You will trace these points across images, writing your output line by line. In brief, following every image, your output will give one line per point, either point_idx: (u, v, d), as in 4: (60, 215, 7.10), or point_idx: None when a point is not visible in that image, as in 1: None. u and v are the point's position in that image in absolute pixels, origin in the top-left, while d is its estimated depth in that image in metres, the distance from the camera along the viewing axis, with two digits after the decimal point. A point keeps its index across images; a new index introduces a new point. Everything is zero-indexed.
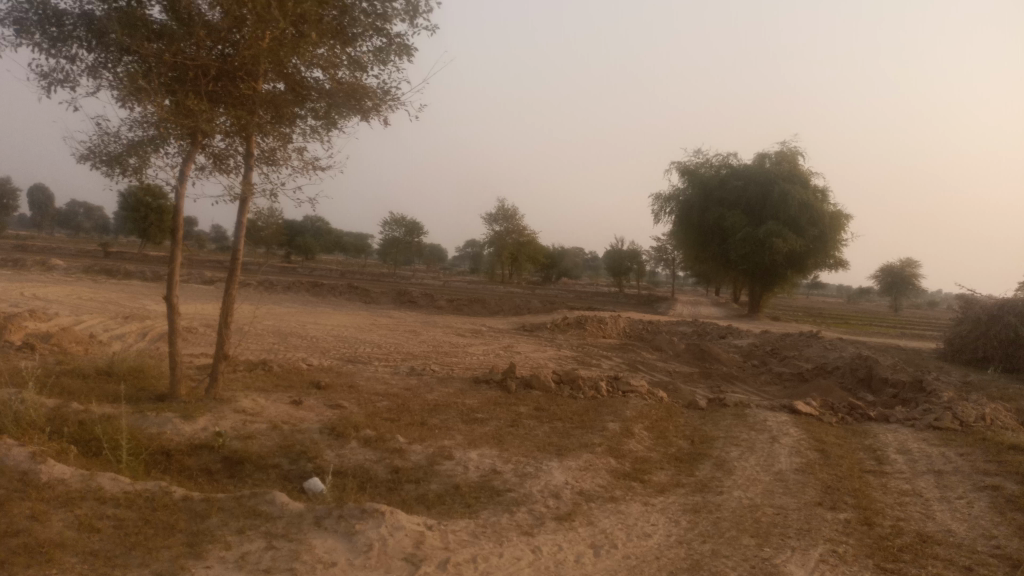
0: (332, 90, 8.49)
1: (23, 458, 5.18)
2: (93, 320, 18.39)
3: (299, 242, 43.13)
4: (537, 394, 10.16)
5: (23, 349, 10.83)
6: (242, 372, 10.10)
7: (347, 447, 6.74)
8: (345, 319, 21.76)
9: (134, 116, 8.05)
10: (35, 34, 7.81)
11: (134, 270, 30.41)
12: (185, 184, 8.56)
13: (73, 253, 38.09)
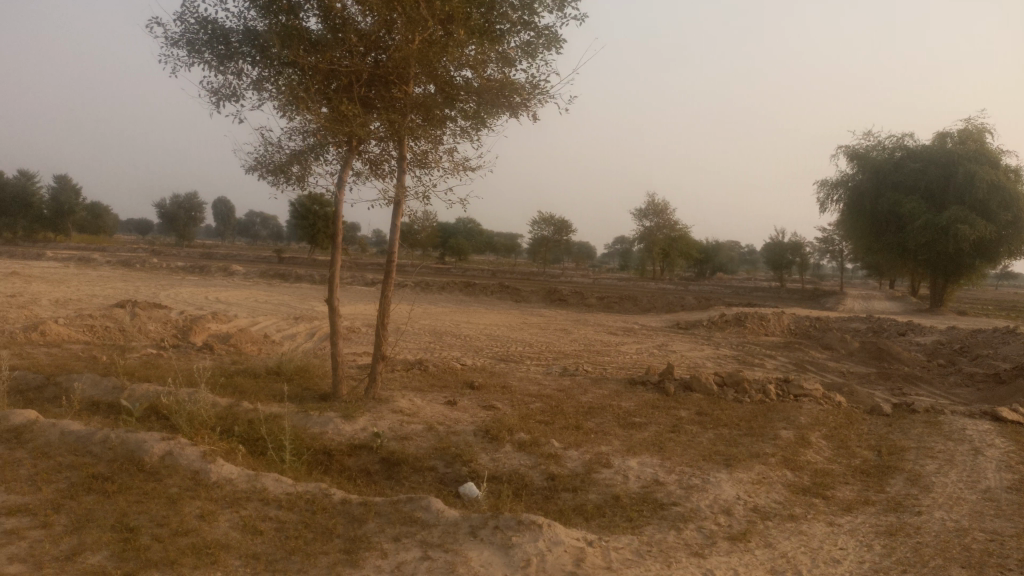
0: (481, 89, 8.28)
1: (195, 457, 5.35)
2: (267, 321, 19.62)
3: (453, 242, 44.22)
4: (697, 396, 9.57)
5: (204, 349, 11.60)
6: (400, 372, 10.24)
7: (502, 451, 6.54)
8: (497, 317, 21.89)
9: (294, 125, 8.27)
10: (205, 53, 8.21)
11: (303, 273, 32.32)
12: (343, 190, 8.73)
13: (250, 259, 41.17)
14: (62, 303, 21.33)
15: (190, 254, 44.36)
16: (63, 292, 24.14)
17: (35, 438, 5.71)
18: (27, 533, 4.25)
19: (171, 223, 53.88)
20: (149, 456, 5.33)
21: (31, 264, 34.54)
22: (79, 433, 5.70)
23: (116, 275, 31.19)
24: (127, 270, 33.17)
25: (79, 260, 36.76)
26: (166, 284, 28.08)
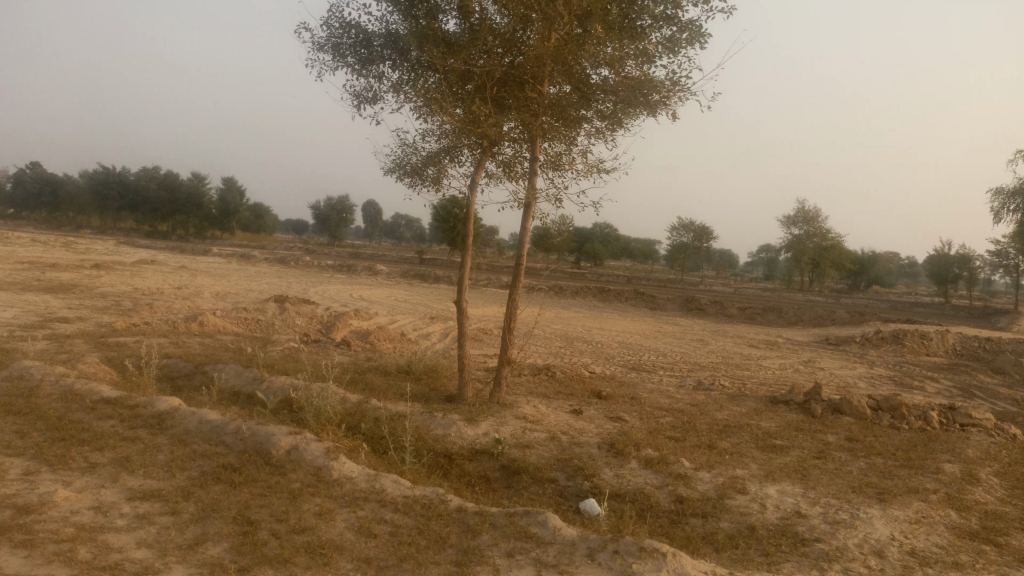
0: (618, 88, 7.99)
1: (318, 453, 5.38)
2: (405, 319, 20.16)
3: (589, 247, 43.88)
4: (846, 420, 8.79)
5: (342, 345, 11.97)
6: (527, 377, 10.09)
7: (628, 467, 6.19)
8: (631, 325, 21.38)
9: (430, 127, 8.30)
10: (348, 57, 8.41)
11: (442, 274, 33.08)
12: (476, 192, 8.68)
13: (393, 260, 42.72)
14: (222, 297, 22.90)
15: (339, 253, 46.61)
16: (224, 286, 25.94)
17: (176, 426, 5.98)
18: (157, 520, 4.40)
19: (324, 224, 56.88)
20: (275, 450, 5.42)
21: (199, 259, 37.49)
22: (215, 423, 5.91)
23: (272, 271, 33.21)
24: (282, 267, 35.28)
25: (241, 257, 39.49)
26: (315, 281, 29.57)
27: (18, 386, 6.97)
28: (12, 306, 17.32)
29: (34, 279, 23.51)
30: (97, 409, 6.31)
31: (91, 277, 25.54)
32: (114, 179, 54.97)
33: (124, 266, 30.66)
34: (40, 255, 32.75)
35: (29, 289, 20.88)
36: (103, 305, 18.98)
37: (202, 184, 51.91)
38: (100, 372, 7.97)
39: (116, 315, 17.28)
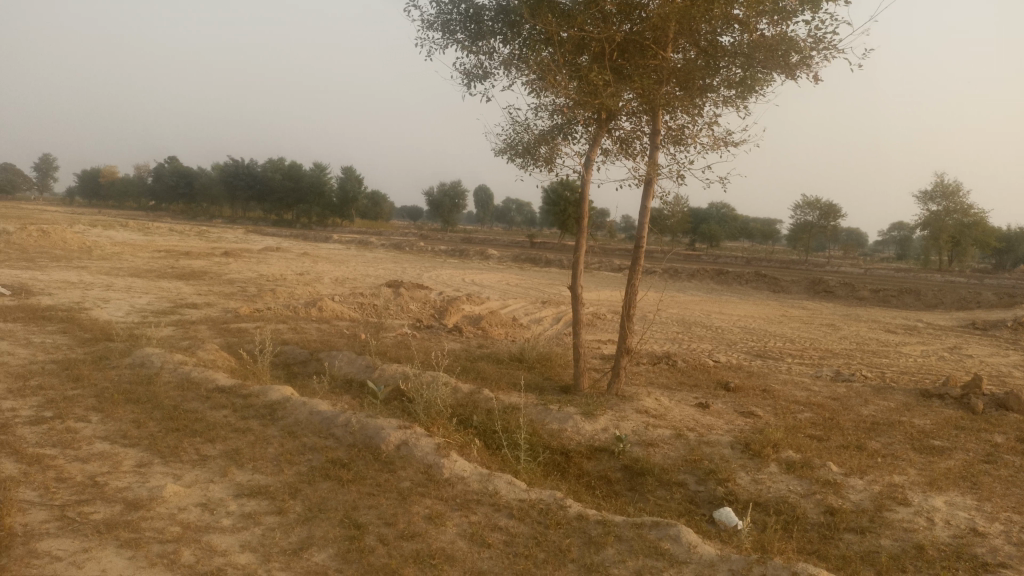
0: (748, 50, 7.24)
1: (429, 449, 5.05)
2: (517, 304, 19.87)
3: (705, 227, 42.19)
4: (1015, 418, 7.72)
5: (454, 331, 11.74)
6: (647, 367, 9.50)
7: (765, 471, 5.56)
8: (754, 309, 20.20)
9: (542, 103, 7.82)
10: (458, 33, 8.04)
11: (553, 258, 32.64)
12: (591, 171, 8.14)
13: (504, 244, 42.68)
14: (341, 282, 23.40)
15: (452, 238, 47.12)
16: (342, 271, 26.57)
17: (286, 417, 5.82)
18: (263, 520, 4.19)
19: (437, 209, 57.68)
20: (385, 444, 5.13)
21: (320, 246, 38.64)
22: (324, 414, 5.70)
23: (388, 257, 33.83)
24: (397, 253, 35.90)
25: (359, 243, 40.55)
26: (429, 266, 29.83)
27: (140, 374, 7.05)
28: (149, 293, 18.28)
29: (169, 267, 24.82)
30: (211, 399, 6.27)
31: (221, 264, 26.81)
32: (243, 171, 57.91)
33: (252, 253, 32.11)
34: (177, 244, 34.78)
35: (165, 276, 22.08)
36: (231, 291, 19.75)
37: (323, 173, 53.69)
38: (218, 359, 8.02)
39: (241, 301, 17.89)
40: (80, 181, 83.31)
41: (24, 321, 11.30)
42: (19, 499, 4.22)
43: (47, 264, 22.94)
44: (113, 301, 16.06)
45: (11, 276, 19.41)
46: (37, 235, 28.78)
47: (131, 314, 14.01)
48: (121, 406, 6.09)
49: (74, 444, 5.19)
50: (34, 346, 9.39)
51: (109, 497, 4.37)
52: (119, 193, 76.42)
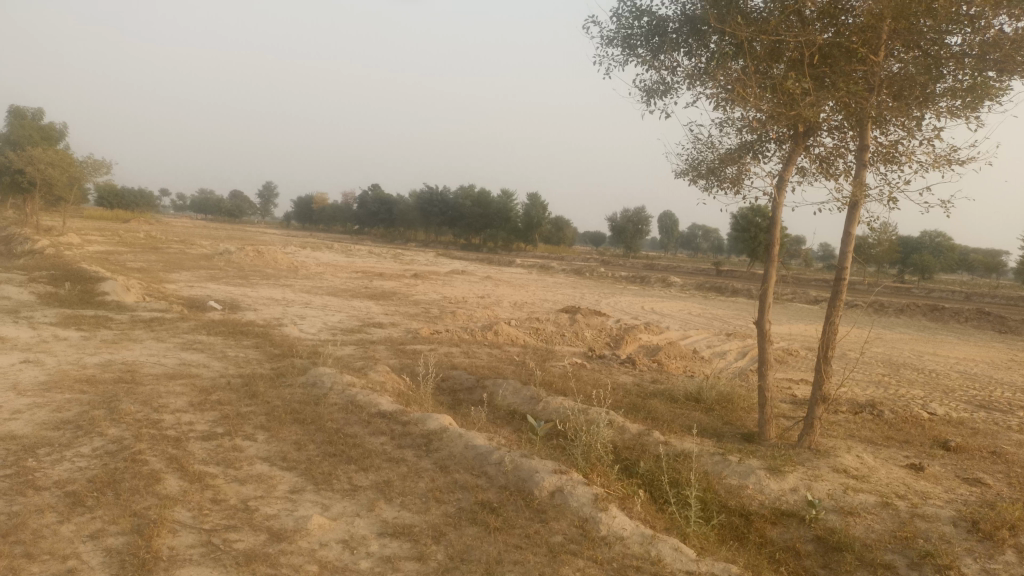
0: (983, 52, 6.14)
1: (585, 500, 4.55)
2: (699, 335, 18.83)
3: (916, 258, 38.21)
4: None
5: (627, 363, 11.13)
6: (845, 416, 8.37)
7: (1001, 560, 4.50)
8: (975, 352, 17.73)
9: (730, 118, 7.13)
10: (639, 48, 7.55)
11: (741, 287, 30.96)
12: (783, 193, 7.31)
13: (689, 272, 41.21)
14: (520, 306, 23.51)
15: (634, 265, 46.32)
16: (522, 295, 26.76)
17: (442, 449, 5.55)
18: (401, 565, 3.89)
19: (620, 235, 57.09)
20: (538, 490, 4.69)
21: (502, 270, 39.38)
22: (479, 449, 5.36)
23: (568, 282, 33.73)
24: (578, 278, 35.75)
25: (540, 267, 40.90)
26: (609, 293, 29.35)
27: (310, 392, 7.15)
28: (341, 311, 19.30)
29: (363, 287, 26.26)
30: (371, 423, 6.15)
31: (409, 285, 28.00)
32: (436, 197, 60.87)
33: (439, 275, 33.32)
34: (372, 265, 36.93)
35: (357, 296, 23.33)
36: (414, 312, 20.40)
37: (510, 199, 55.00)
38: (386, 380, 8.00)
39: (423, 322, 18.37)
40: (296, 207, 91.71)
41: (225, 335, 12.17)
42: (173, 520, 4.25)
43: (258, 281, 25.10)
44: (308, 318, 17.05)
45: (227, 292, 21.35)
46: (254, 254, 31.71)
47: (321, 331, 14.75)
48: (287, 425, 6.14)
49: (235, 463, 5.25)
50: (228, 360, 10.00)
51: (255, 525, 4.30)
52: (328, 218, 83.15)
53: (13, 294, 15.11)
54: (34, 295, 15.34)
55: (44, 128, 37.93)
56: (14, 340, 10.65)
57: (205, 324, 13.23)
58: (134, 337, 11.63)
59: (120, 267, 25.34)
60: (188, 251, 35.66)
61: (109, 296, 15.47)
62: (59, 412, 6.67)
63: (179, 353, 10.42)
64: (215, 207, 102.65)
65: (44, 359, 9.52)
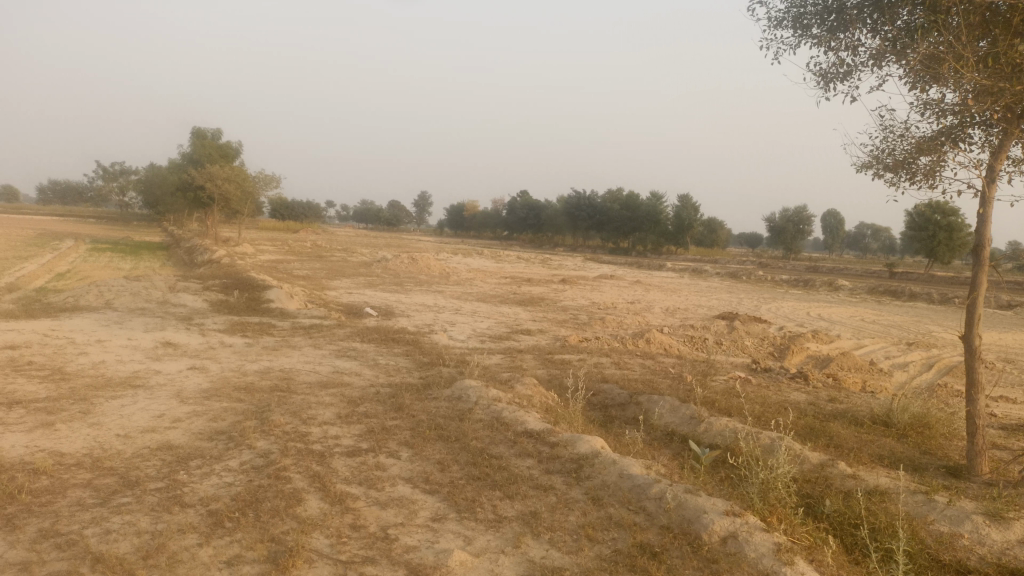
0: None
1: (765, 550, 3.87)
2: (875, 344, 17.13)
3: None
4: None
5: (798, 377, 10.07)
6: None
7: None
8: None
9: (928, 99, 6.12)
10: (813, 27, 6.67)
11: (919, 291, 28.18)
12: (995, 185, 6.18)
13: (858, 274, 38.18)
14: (673, 312, 22.49)
15: (796, 267, 43.60)
16: (674, 300, 25.69)
17: (594, 478, 5.00)
18: None
19: (778, 236, 54.03)
20: (707, 535, 4.06)
21: (653, 274, 38.22)
22: (637, 480, 4.78)
23: (724, 287, 32.11)
24: (735, 283, 34.04)
25: (693, 271, 39.36)
26: (769, 297, 27.63)
27: (455, 404, 6.81)
28: (490, 317, 19.21)
29: (512, 293, 26.21)
30: (517, 442, 5.69)
31: (558, 291, 27.64)
32: (584, 202, 60.43)
33: (588, 280, 32.77)
34: (522, 271, 36.96)
35: (507, 302, 23.26)
36: (564, 318, 19.97)
37: (659, 201, 53.51)
38: (534, 394, 7.54)
39: (573, 329, 17.89)
40: (448, 214, 94.37)
41: (377, 343, 12.25)
42: (310, 548, 3.99)
43: (412, 288, 25.68)
44: (458, 325, 17.05)
45: (383, 299, 21.89)
46: (408, 262, 32.62)
47: (470, 338, 14.62)
48: (431, 441, 5.81)
49: (377, 484, 4.97)
50: (378, 368, 9.96)
51: (393, 558, 3.96)
52: (479, 224, 84.97)
53: (189, 302, 16.12)
54: (208, 303, 16.30)
55: (222, 147, 40.99)
56: (186, 346, 11.20)
57: (358, 331, 13.43)
58: (293, 344, 11.95)
59: (286, 275, 26.77)
60: (348, 259, 37.30)
61: (273, 304, 16.16)
62: (215, 422, 6.74)
63: (333, 360, 10.54)
64: (374, 217, 107.75)
65: (210, 366, 9.89)
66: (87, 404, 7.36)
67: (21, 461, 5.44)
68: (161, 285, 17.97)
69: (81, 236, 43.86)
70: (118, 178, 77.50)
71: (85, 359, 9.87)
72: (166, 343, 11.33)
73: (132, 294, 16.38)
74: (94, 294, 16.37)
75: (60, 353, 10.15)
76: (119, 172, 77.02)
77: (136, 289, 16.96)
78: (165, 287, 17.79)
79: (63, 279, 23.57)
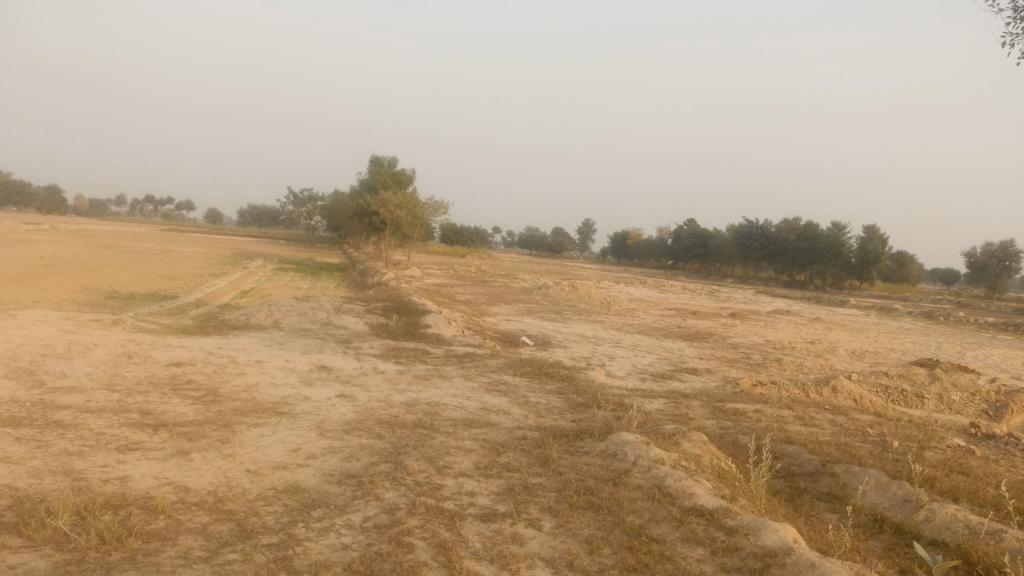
0: None
1: None
2: None
3: None
4: None
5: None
6: None
7: None
8: None
9: None
10: None
11: None
12: None
13: None
14: (859, 355, 20.18)
15: (1003, 309, 38.54)
16: (860, 342, 23.14)
17: None
18: None
19: (979, 273, 48.32)
20: None
21: (833, 311, 35.16)
22: None
23: (916, 328, 28.82)
24: (928, 324, 30.49)
25: (880, 309, 35.75)
26: (972, 343, 24.31)
27: (610, 460, 5.87)
28: (652, 352, 17.97)
29: (677, 326, 24.77)
30: (684, 523, 4.66)
31: (726, 326, 25.80)
32: (757, 232, 57.07)
33: (760, 316, 30.49)
34: (686, 303, 35.17)
35: (671, 336, 21.90)
36: (734, 357, 18.33)
37: (841, 232, 49.47)
38: (704, 455, 6.45)
39: (744, 370, 16.27)
40: (613, 241, 93.18)
41: (530, 377, 11.49)
42: None
43: (572, 317, 24.95)
44: (618, 360, 15.99)
45: (540, 327, 21.26)
46: (570, 291, 31.96)
47: (630, 376, 13.55)
48: (580, 510, 4.91)
49: (512, 564, 4.13)
50: (528, 407, 9.16)
51: None
52: (643, 253, 83.24)
53: (351, 324, 16.26)
54: (368, 326, 16.34)
55: (396, 174, 42.55)
56: (339, 371, 11.02)
57: (512, 363, 12.77)
58: (443, 373, 11.46)
59: (449, 300, 26.96)
60: (510, 285, 37.22)
61: (430, 330, 15.92)
62: (349, 462, 6.20)
63: (482, 395, 9.88)
64: (538, 243, 108.62)
65: (358, 393, 9.54)
66: (228, 431, 7.12)
67: (144, 497, 5.13)
68: (327, 306, 18.37)
69: (269, 256, 47.18)
70: (306, 204, 83.15)
71: (240, 380, 9.85)
72: (321, 367, 11.21)
73: (299, 314, 16.77)
74: (265, 313, 16.93)
75: (220, 373, 10.25)
76: (306, 198, 82.69)
77: (303, 309, 17.37)
78: (330, 309, 18.15)
79: (245, 296, 24.95)
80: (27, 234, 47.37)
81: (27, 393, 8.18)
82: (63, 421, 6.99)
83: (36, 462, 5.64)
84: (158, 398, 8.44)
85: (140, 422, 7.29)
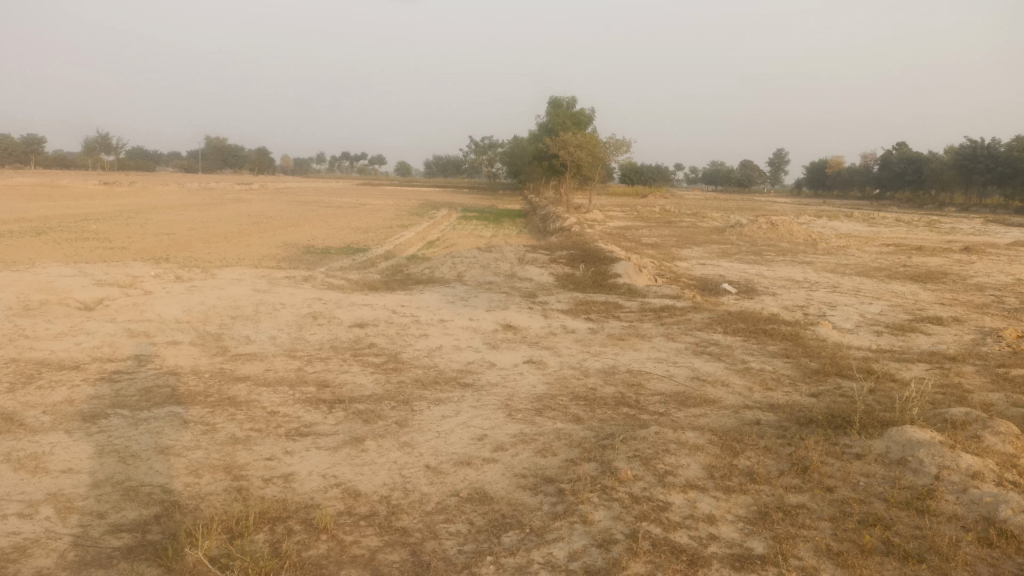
0: None
1: None
2: None
3: None
4: None
5: None
6: None
7: None
8: None
9: None
10: None
11: None
12: None
13: None
14: None
15: None
16: None
17: None
18: None
19: None
20: None
21: None
22: None
23: None
24: None
25: None
26: None
27: (899, 470, 4.29)
28: (879, 298, 15.41)
29: (902, 264, 21.53)
30: None
31: (963, 262, 22.10)
32: (982, 152, 49.29)
33: (1001, 249, 26.00)
34: (905, 237, 30.87)
35: (897, 277, 18.94)
36: (983, 302, 15.30)
37: None
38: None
39: (1002, 318, 13.41)
40: (808, 172, 86.07)
41: (745, 336, 9.77)
42: None
43: (775, 257, 22.47)
44: (840, 308, 13.72)
45: (741, 272, 19.12)
46: (768, 228, 29.10)
47: (862, 330, 11.40)
48: (878, 559, 3.43)
49: None
50: (751, 377, 7.55)
51: None
52: (843, 183, 76.20)
53: (535, 276, 15.21)
54: (553, 277, 15.25)
55: (575, 114, 40.98)
56: (526, 331, 9.97)
57: (720, 317, 11.10)
58: (642, 332, 10.05)
59: (636, 244, 25.36)
60: (700, 225, 34.71)
61: (621, 280, 14.50)
62: (544, 457, 5.04)
63: (690, 360, 8.39)
64: (725, 179, 102.96)
65: (548, 359, 8.42)
66: (407, 411, 6.22)
67: (307, 505, 4.29)
68: (511, 256, 17.48)
69: (453, 204, 47.69)
70: (487, 152, 83.79)
71: (422, 343, 9.06)
72: (506, 327, 10.20)
73: (482, 266, 15.97)
74: (449, 265, 16.33)
75: (402, 335, 9.53)
76: (487, 145, 83.35)
77: (486, 261, 16.56)
78: (514, 259, 17.23)
79: (431, 247, 24.81)
80: (242, 194, 51.32)
81: (209, 361, 7.83)
82: (237, 398, 6.46)
83: (199, 455, 5.02)
84: (337, 367, 7.79)
85: (315, 398, 6.59)
